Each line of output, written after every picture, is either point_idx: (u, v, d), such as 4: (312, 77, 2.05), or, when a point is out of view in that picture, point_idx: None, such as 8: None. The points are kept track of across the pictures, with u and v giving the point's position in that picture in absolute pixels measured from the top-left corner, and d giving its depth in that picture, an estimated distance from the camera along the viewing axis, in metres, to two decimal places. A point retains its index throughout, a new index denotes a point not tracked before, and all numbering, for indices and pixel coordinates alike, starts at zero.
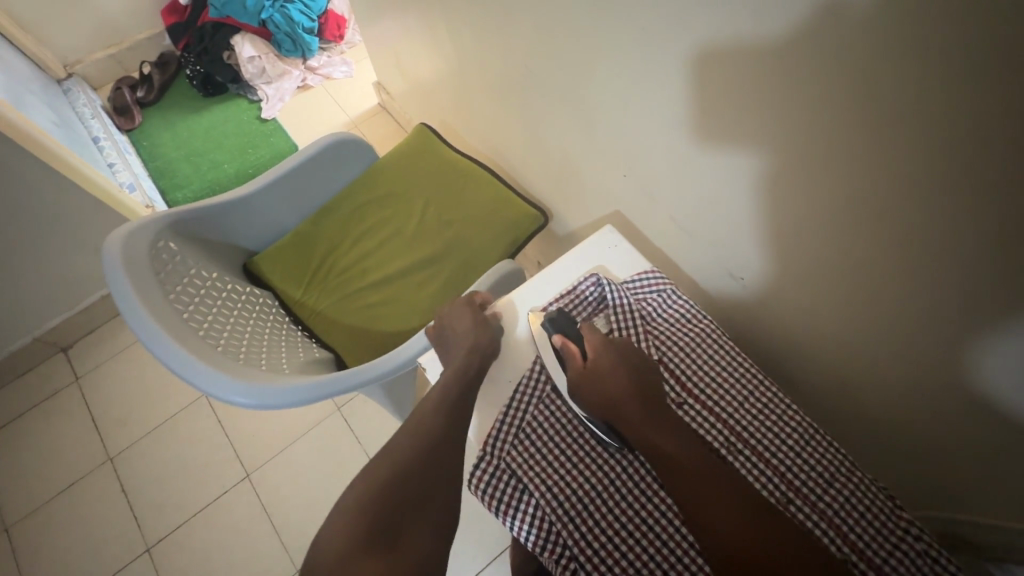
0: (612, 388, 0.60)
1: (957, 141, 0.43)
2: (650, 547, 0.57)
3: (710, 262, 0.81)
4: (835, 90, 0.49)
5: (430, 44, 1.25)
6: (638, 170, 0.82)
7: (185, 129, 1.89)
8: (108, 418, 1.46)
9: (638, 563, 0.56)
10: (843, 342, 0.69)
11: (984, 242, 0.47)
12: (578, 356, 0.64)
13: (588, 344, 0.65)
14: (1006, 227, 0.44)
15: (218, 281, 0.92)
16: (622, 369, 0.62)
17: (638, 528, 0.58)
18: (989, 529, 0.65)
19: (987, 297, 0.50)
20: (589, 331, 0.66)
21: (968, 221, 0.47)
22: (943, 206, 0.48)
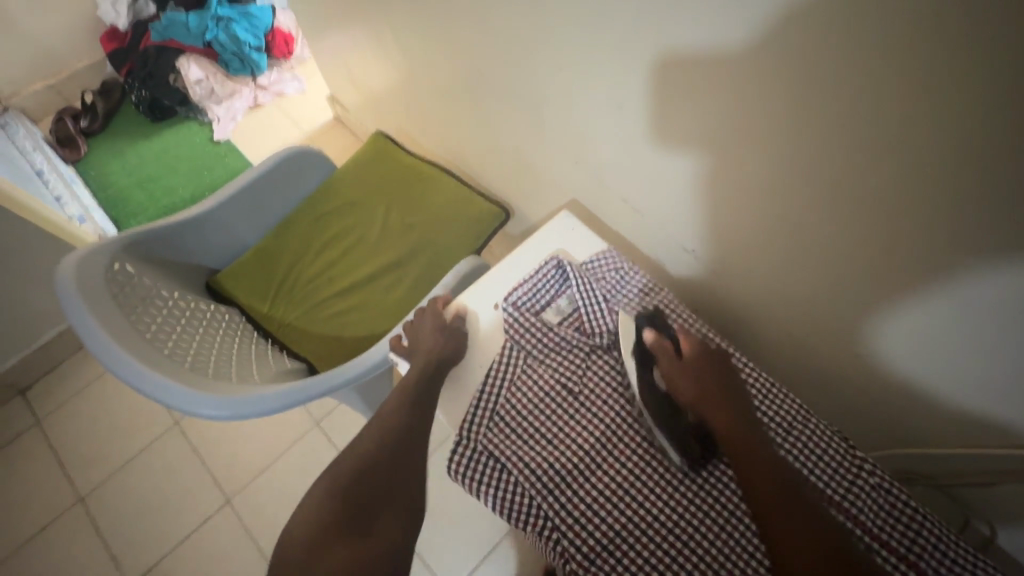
0: (704, 396, 0.61)
1: (860, 101, 0.48)
2: (628, 510, 0.60)
3: (664, 239, 0.85)
4: (750, 63, 0.53)
5: (379, 52, 1.26)
6: (588, 157, 0.85)
7: (135, 156, 1.85)
8: (75, 458, 1.40)
9: (618, 526, 0.59)
10: (790, 303, 0.74)
11: (894, 194, 0.52)
12: (671, 351, 0.65)
13: (684, 344, 0.66)
14: (912, 175, 0.49)
15: (180, 300, 0.90)
16: (709, 381, 0.62)
17: (615, 493, 0.61)
18: (947, 458, 0.68)
19: (905, 242, 0.54)
20: (686, 332, 0.67)
21: (880, 174, 0.51)
22: (858, 162, 0.52)
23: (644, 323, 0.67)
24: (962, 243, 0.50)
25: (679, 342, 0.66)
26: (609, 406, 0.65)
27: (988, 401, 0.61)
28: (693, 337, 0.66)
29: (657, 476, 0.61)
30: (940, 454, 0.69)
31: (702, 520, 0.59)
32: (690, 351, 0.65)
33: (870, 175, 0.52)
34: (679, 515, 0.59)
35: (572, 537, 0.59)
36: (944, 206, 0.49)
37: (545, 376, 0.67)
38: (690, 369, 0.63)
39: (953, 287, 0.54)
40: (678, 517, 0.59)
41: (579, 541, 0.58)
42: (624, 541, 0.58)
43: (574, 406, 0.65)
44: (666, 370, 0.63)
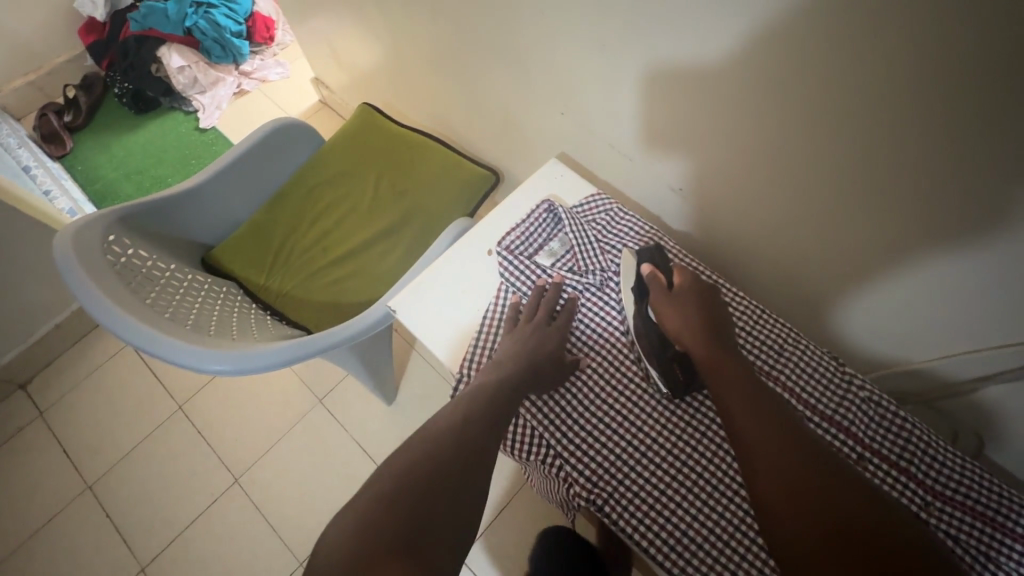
0: (693, 327, 0.60)
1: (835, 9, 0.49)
2: (627, 435, 0.62)
3: (654, 184, 0.86)
4: None
5: (360, 24, 1.25)
6: (574, 107, 0.86)
7: (121, 149, 1.84)
8: (81, 447, 1.41)
9: (619, 450, 0.61)
10: (780, 234, 0.75)
11: (877, 105, 0.53)
12: (664, 284, 0.64)
13: (677, 277, 0.65)
14: (888, 81, 0.50)
15: (177, 272, 0.91)
16: (697, 310, 0.62)
17: (614, 420, 0.63)
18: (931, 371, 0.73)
19: (888, 153, 0.56)
20: (682, 267, 0.66)
21: (859, 83, 0.53)
22: (837, 74, 0.53)
23: (641, 259, 0.67)
24: (939, 147, 0.52)
25: (673, 277, 0.66)
26: (605, 341, 0.68)
27: (972, 309, 0.63)
28: (689, 272, 0.66)
29: (654, 403, 0.63)
30: (926, 362, 0.73)
31: (699, 440, 0.61)
32: (682, 284, 0.64)
33: (852, 88, 0.53)
34: (676, 436, 0.61)
35: (574, 462, 0.60)
36: (920, 108, 0.50)
37: None
38: (680, 302, 0.63)
39: (934, 196, 0.55)
40: (677, 437, 0.61)
41: (581, 466, 0.60)
42: (624, 463, 0.60)
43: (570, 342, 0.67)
44: (656, 305, 0.63)
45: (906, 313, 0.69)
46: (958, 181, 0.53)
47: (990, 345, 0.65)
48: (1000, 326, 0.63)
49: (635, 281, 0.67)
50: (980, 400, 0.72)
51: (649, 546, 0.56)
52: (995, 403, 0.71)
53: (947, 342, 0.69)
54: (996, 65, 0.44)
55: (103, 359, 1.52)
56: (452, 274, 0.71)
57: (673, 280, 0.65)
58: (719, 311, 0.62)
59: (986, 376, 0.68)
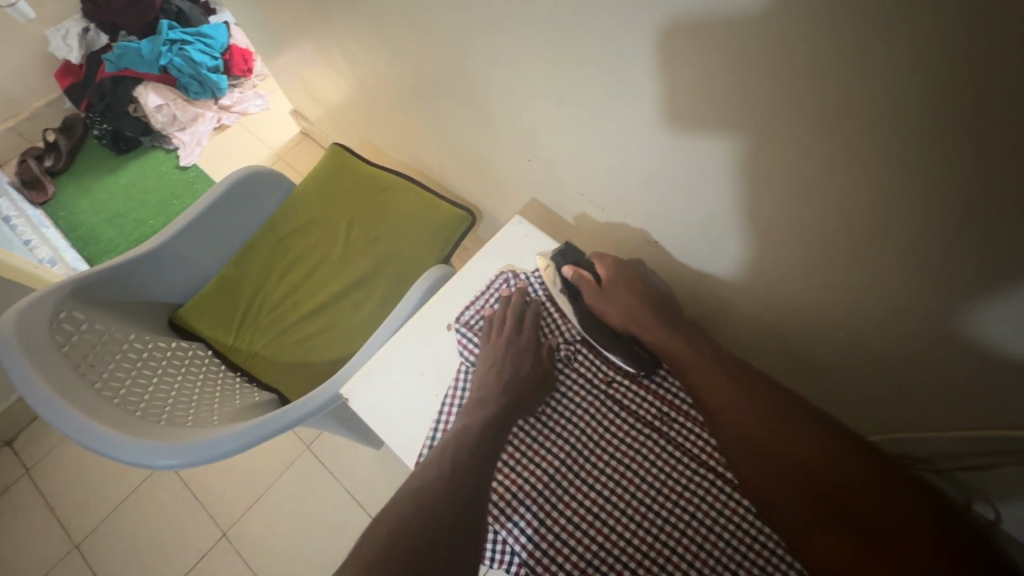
0: (627, 307, 0.63)
1: (797, 71, 0.43)
2: (598, 536, 0.56)
3: (627, 230, 0.81)
4: (678, 42, 0.49)
5: (330, 62, 1.21)
6: (539, 153, 0.82)
7: (103, 192, 1.82)
8: (67, 506, 1.38)
9: (590, 554, 0.55)
10: (761, 291, 0.69)
11: (856, 171, 0.46)
12: (592, 281, 0.66)
13: (600, 269, 0.67)
14: (859, 149, 0.45)
15: (135, 344, 0.87)
16: (630, 290, 0.64)
17: (583, 519, 0.57)
18: (935, 442, 0.64)
19: (868, 219, 0.50)
20: (600, 257, 0.68)
21: (829, 148, 0.47)
22: (802, 139, 0.48)
23: (562, 260, 0.69)
24: (923, 219, 0.46)
25: (596, 270, 0.68)
26: (572, 424, 0.62)
27: (970, 381, 0.56)
28: (605, 257, 0.68)
29: (627, 496, 0.58)
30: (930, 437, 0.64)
31: (677, 538, 0.55)
32: (608, 276, 0.66)
33: (827, 153, 0.47)
34: (652, 535, 0.56)
35: (540, 573, 0.55)
36: (899, 177, 0.44)
37: None
38: (614, 292, 0.65)
39: (924, 265, 0.50)
40: (652, 539, 0.55)
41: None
42: (596, 571, 0.54)
43: (534, 427, 0.62)
44: (591, 303, 0.65)
45: (899, 380, 0.63)
46: (945, 255, 0.47)
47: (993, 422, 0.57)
48: (1002, 403, 0.55)
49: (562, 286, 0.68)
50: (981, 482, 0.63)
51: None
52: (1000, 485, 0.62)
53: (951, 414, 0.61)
54: (986, 140, 0.38)
55: None
56: (408, 353, 0.66)
57: (599, 274, 0.67)
58: (651, 287, 0.65)
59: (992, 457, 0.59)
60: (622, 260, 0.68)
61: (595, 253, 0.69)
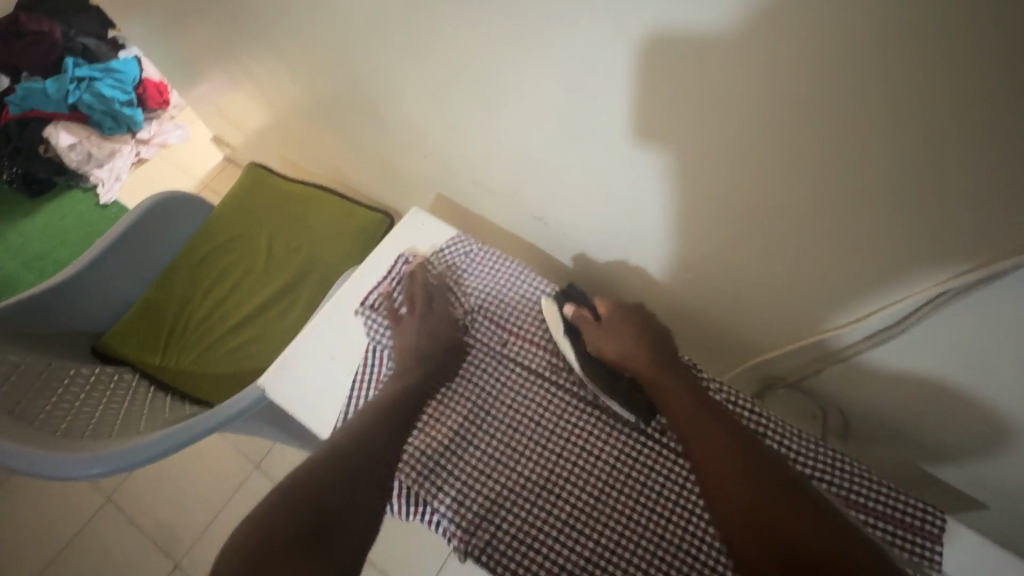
0: (625, 345, 0.65)
1: (598, 52, 0.52)
2: (500, 476, 0.62)
3: (519, 212, 0.89)
4: (510, 36, 0.57)
5: (240, 84, 1.24)
6: (434, 149, 0.89)
7: (18, 236, 1.76)
8: (3, 561, 1.32)
9: (494, 493, 0.62)
10: (635, 251, 0.78)
11: (668, 133, 0.56)
12: (590, 320, 0.69)
13: (603, 310, 0.70)
14: (660, 113, 0.54)
15: (55, 371, 0.87)
16: (632, 331, 0.66)
17: (486, 464, 0.63)
18: (787, 363, 0.74)
19: (685, 174, 0.59)
20: (601, 299, 0.71)
21: (640, 116, 0.56)
22: (620, 110, 0.57)
23: (562, 303, 0.71)
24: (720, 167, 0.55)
25: (597, 309, 0.70)
26: (473, 384, 0.68)
27: (798, 303, 0.66)
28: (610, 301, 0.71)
29: (524, 438, 0.65)
30: (771, 355, 0.75)
31: (569, 467, 0.63)
32: (608, 314, 0.69)
33: (643, 119, 0.56)
34: (548, 469, 0.63)
35: (451, 516, 0.61)
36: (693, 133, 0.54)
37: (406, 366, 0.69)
38: (612, 331, 0.67)
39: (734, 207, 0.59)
40: (548, 471, 0.63)
41: (459, 519, 0.61)
42: (500, 509, 0.61)
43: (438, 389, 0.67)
44: (591, 339, 0.67)
45: (751, 314, 0.73)
46: (744, 195, 0.57)
47: (814, 333, 0.68)
48: (818, 317, 0.65)
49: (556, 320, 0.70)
50: (830, 389, 0.73)
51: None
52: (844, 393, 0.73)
53: (787, 334, 0.71)
54: (736, 93, 0.47)
55: None
56: (320, 341, 0.71)
57: (597, 313, 0.69)
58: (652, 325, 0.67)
59: (818, 363, 0.70)
60: (624, 303, 0.71)
61: (598, 296, 0.73)
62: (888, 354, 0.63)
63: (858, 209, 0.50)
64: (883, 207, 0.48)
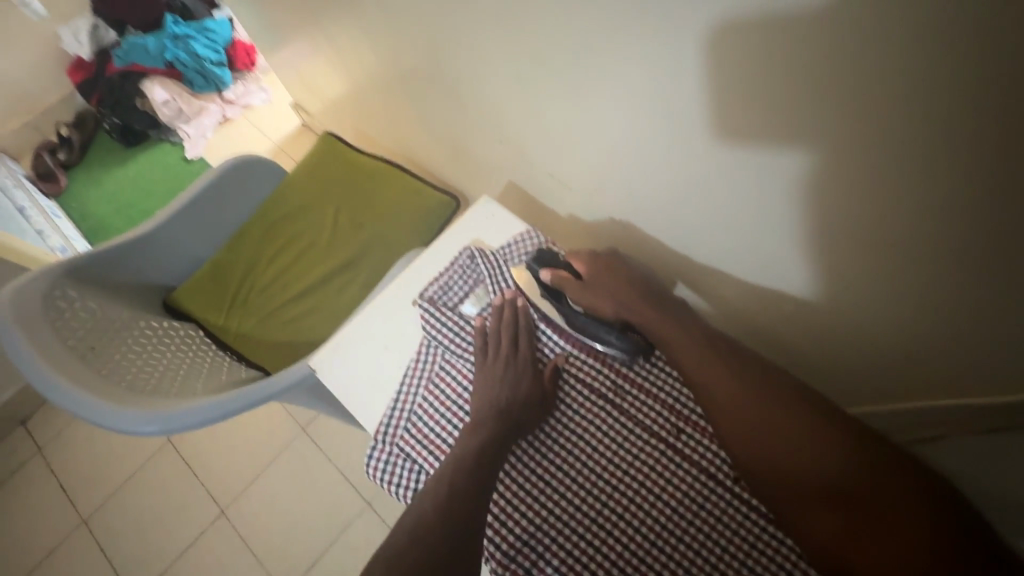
0: (619, 300, 0.65)
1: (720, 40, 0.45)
2: (549, 499, 0.58)
3: (592, 209, 0.82)
4: (613, 15, 0.51)
5: (321, 51, 1.23)
6: (509, 135, 0.84)
7: (113, 183, 1.88)
8: (77, 482, 1.44)
9: (541, 515, 0.57)
10: (724, 264, 0.70)
11: (795, 138, 0.48)
12: (575, 280, 0.66)
13: (580, 267, 0.67)
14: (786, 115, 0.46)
15: (129, 320, 0.92)
16: (622, 289, 0.65)
17: (532, 483, 0.59)
18: None
19: (804, 186, 0.51)
20: (575, 254, 0.69)
21: (759, 116, 0.48)
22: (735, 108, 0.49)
23: (538, 265, 0.68)
24: (855, 183, 0.47)
25: (575, 268, 0.68)
26: None
27: None
28: (585, 256, 0.68)
29: (577, 462, 0.60)
30: None
31: (623, 499, 0.57)
32: (590, 271, 0.67)
33: (768, 119, 0.49)
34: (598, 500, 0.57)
35: (494, 537, 0.56)
36: (825, 142, 0.45)
37: (459, 369, 0.65)
38: (602, 289, 0.66)
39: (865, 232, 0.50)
40: (600, 502, 0.57)
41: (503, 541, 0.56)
42: (546, 532, 0.56)
43: None
44: (579, 301, 0.65)
45: None
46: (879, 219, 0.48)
47: None
48: None
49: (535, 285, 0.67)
50: None
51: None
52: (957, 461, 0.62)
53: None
54: (891, 100, 0.39)
55: None
56: (375, 327, 0.69)
57: (579, 272, 0.67)
58: (643, 283, 0.66)
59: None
60: (599, 253, 0.69)
61: (570, 253, 0.69)
62: None
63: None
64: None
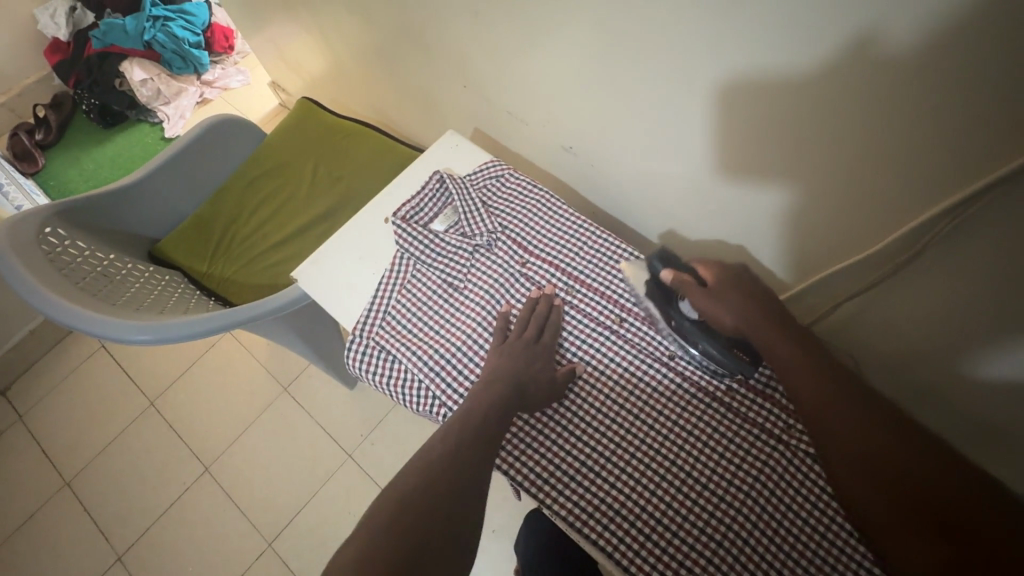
0: (740, 311, 0.61)
1: None
2: (567, 424, 0.64)
3: (548, 142, 0.92)
4: None
5: (297, 21, 1.30)
6: (473, 80, 0.93)
7: (91, 162, 1.90)
8: (60, 447, 1.47)
9: (580, 458, 0.62)
10: (664, 178, 0.79)
11: (709, 35, 0.57)
12: (697, 286, 0.63)
13: (705, 273, 0.64)
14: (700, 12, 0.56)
15: (116, 262, 0.97)
16: (745, 298, 0.61)
17: (569, 444, 0.63)
18: (800, 301, 0.75)
19: (720, 80, 0.60)
20: (704, 262, 0.66)
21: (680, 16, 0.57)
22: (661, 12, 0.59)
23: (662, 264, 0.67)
24: (757, 67, 0.56)
25: (699, 273, 0.65)
26: (491, 295, 0.72)
27: (825, 230, 0.66)
28: (714, 265, 0.65)
29: (586, 387, 0.67)
30: (794, 293, 0.75)
31: (651, 475, 0.60)
32: (716, 280, 0.63)
33: (687, 20, 0.58)
34: (635, 480, 0.60)
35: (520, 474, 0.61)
36: (732, 33, 0.55)
37: (430, 276, 0.73)
38: (724, 297, 0.62)
39: (770, 118, 0.59)
40: (632, 480, 0.60)
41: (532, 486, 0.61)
42: (577, 489, 0.60)
43: (456, 299, 0.71)
44: (700, 305, 0.63)
45: (761, 240, 0.74)
46: (779, 101, 0.57)
47: (830, 264, 0.68)
48: (841, 246, 0.66)
49: (647, 283, 0.68)
50: (847, 334, 0.73)
51: (597, 538, 0.58)
52: (859, 344, 0.72)
53: (809, 267, 0.72)
54: None
55: (77, 362, 1.57)
56: (352, 241, 0.76)
57: (704, 278, 0.64)
58: (765, 294, 0.62)
59: (844, 297, 0.69)
60: (729, 266, 0.65)
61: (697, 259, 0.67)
62: (904, 288, 0.62)
63: (890, 113, 0.50)
64: (917, 108, 0.48)
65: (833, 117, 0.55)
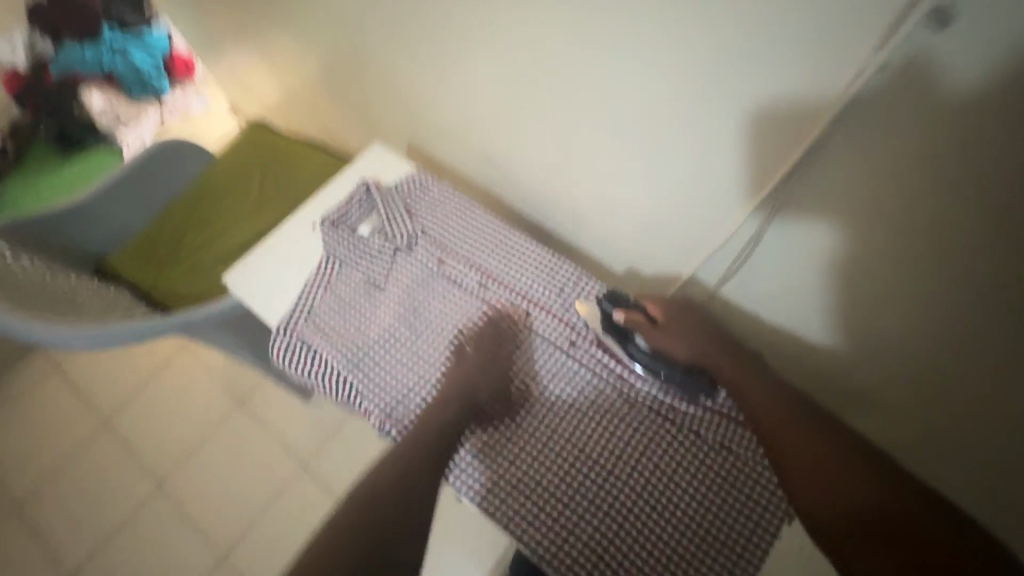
0: (695, 343, 0.69)
1: None
2: (512, 431, 0.69)
3: (474, 154, 0.99)
4: None
5: (248, 48, 1.37)
6: (405, 98, 1.00)
7: (47, 188, 1.88)
8: (9, 468, 1.45)
9: (496, 448, 0.68)
10: (573, 183, 0.87)
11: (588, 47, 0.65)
12: (647, 323, 0.69)
13: (655, 311, 0.71)
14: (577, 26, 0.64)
15: (63, 275, 1.01)
16: (694, 330, 0.69)
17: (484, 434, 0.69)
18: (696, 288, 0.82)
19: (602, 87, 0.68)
20: (650, 299, 0.72)
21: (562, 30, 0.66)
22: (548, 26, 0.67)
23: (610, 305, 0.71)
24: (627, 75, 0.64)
25: (648, 310, 0.71)
26: (408, 293, 0.77)
27: (702, 222, 0.73)
28: (659, 300, 0.71)
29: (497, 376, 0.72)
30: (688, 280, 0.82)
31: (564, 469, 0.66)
32: (662, 316, 0.70)
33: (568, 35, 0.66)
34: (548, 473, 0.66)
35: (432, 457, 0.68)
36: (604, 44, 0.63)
37: (353, 277, 0.77)
38: (670, 332, 0.69)
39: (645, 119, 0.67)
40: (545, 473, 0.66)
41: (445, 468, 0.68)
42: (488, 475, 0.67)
43: (376, 298, 0.76)
44: (654, 341, 0.69)
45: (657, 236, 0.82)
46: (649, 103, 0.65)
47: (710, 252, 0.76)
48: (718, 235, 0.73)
49: (601, 321, 0.71)
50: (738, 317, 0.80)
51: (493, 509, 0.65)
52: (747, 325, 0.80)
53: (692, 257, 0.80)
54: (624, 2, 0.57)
55: (28, 383, 1.56)
56: (282, 246, 0.81)
57: (653, 315, 0.70)
58: (715, 327, 0.71)
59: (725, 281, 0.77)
60: (673, 303, 0.72)
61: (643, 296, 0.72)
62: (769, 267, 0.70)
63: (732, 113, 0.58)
64: (749, 109, 0.56)
65: (697, 120, 0.63)
